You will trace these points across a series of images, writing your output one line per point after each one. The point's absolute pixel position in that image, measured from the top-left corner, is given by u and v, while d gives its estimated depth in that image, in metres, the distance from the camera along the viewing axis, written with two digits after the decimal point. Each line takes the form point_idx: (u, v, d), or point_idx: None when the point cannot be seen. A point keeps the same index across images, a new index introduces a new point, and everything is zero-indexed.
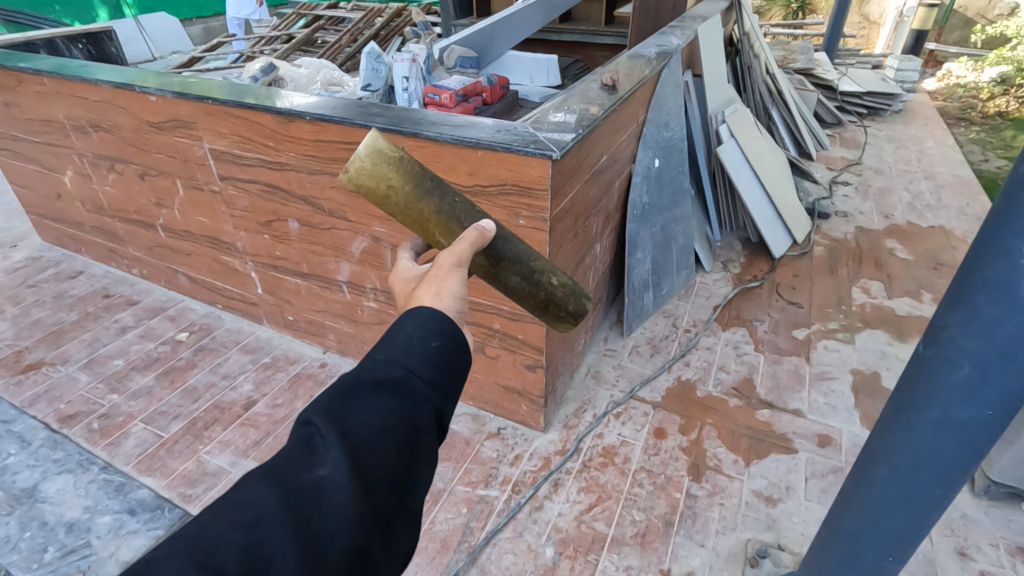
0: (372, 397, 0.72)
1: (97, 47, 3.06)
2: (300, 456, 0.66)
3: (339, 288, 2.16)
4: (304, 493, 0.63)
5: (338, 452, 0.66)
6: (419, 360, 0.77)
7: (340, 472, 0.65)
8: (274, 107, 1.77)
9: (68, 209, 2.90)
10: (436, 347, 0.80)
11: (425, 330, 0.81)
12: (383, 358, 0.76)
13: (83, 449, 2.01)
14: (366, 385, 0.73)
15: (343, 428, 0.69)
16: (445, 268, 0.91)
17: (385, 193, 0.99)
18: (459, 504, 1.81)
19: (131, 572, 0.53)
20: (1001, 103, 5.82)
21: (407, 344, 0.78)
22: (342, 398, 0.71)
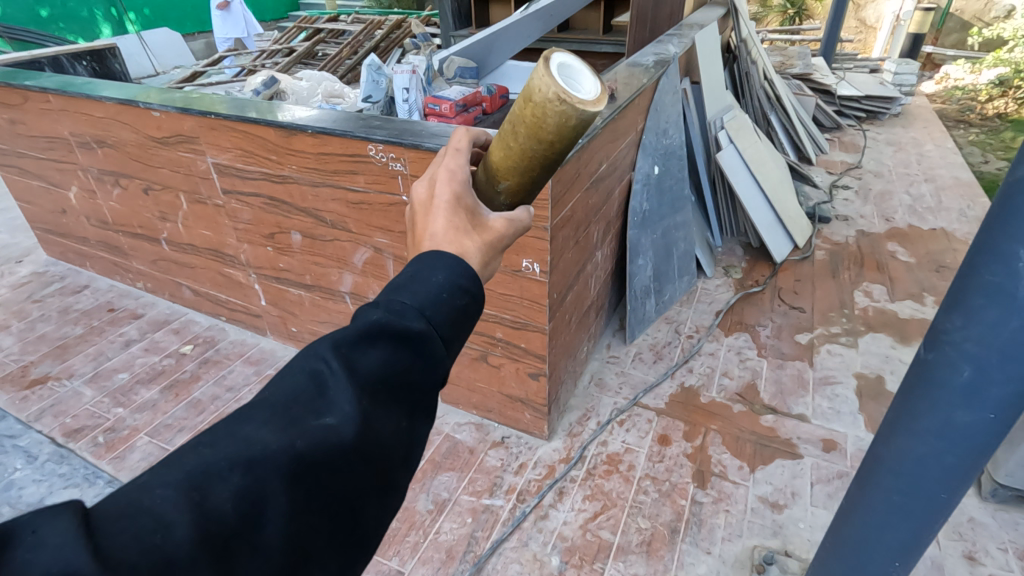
0: (394, 344, 0.62)
1: (101, 64, 3.11)
2: (307, 399, 0.59)
3: (341, 299, 2.17)
4: (309, 444, 0.55)
5: (350, 404, 0.58)
6: (445, 318, 0.67)
7: (349, 426, 0.58)
8: (275, 121, 1.79)
9: (73, 224, 2.92)
10: (461, 307, 0.69)
11: (455, 278, 0.69)
12: (407, 301, 0.65)
13: (88, 463, 2.02)
14: (386, 331, 0.62)
15: (358, 378, 0.60)
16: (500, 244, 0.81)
17: (533, 130, 0.77)
18: (464, 514, 1.81)
19: (117, 499, 0.49)
20: (1000, 105, 5.83)
21: (432, 295, 0.67)
22: (359, 342, 0.61)
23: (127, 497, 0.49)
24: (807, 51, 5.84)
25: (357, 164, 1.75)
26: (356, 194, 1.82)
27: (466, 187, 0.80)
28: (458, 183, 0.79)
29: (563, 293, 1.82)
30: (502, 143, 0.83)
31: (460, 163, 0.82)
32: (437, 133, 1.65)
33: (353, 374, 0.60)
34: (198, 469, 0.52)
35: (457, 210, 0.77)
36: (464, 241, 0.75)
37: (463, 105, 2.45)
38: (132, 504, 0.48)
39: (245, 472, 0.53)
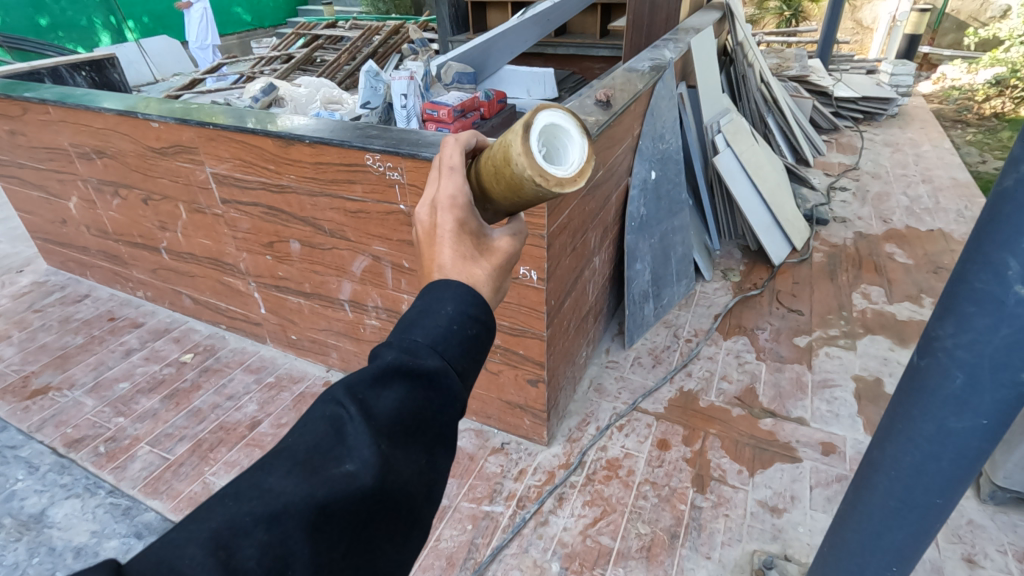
0: (409, 383, 0.63)
1: (100, 74, 3.13)
2: (326, 446, 0.59)
3: (341, 307, 2.18)
4: (331, 492, 0.55)
5: (369, 449, 0.58)
6: (459, 351, 0.67)
7: (370, 470, 0.58)
8: (273, 132, 1.81)
9: (74, 234, 2.93)
10: (474, 335, 0.69)
11: (468, 308, 0.70)
12: (419, 338, 0.66)
13: (90, 473, 2.03)
14: (401, 371, 0.63)
15: (376, 420, 0.61)
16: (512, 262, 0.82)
17: (512, 187, 0.81)
18: (464, 521, 1.81)
19: (150, 554, 0.50)
20: (997, 105, 5.83)
21: (446, 328, 0.68)
22: (375, 384, 0.62)
23: (155, 556, 0.50)
24: (804, 53, 5.86)
25: (355, 174, 1.76)
26: (354, 203, 1.83)
27: (469, 212, 0.80)
28: (461, 210, 0.79)
29: (561, 299, 1.82)
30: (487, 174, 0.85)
31: (458, 186, 0.81)
32: (434, 142, 1.66)
33: (370, 418, 0.61)
34: (223, 524, 0.53)
35: (464, 238, 0.78)
36: (474, 269, 0.76)
37: (461, 110, 2.46)
38: (159, 564, 0.49)
39: (268, 527, 0.53)
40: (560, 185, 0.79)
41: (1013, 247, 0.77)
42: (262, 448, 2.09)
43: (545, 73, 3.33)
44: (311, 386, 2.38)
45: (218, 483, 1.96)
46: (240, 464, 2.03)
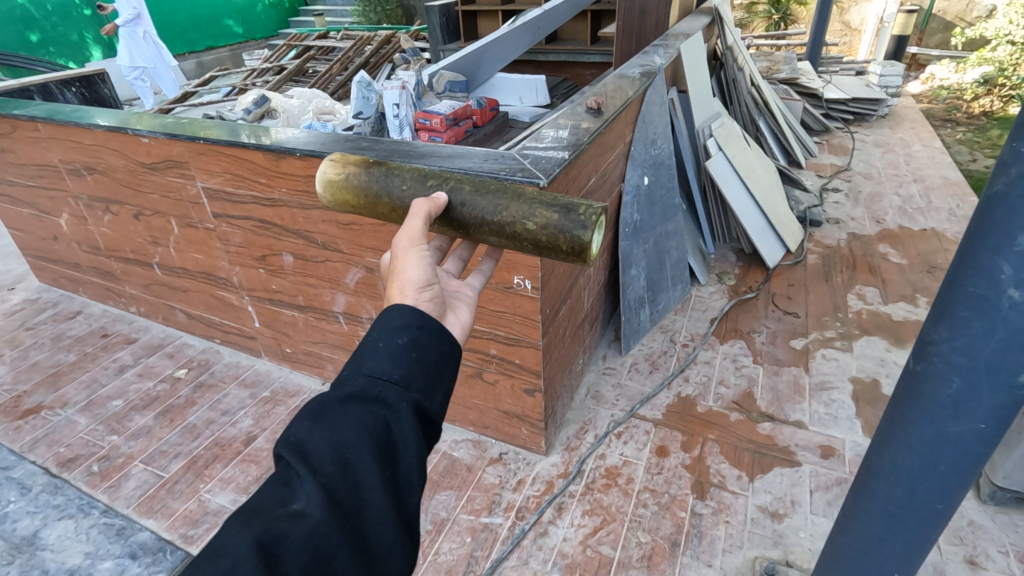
0: (342, 411, 0.75)
1: (91, 90, 3.10)
2: (274, 495, 0.69)
3: (335, 319, 2.17)
4: (281, 527, 0.65)
5: (310, 483, 0.69)
6: (387, 364, 0.80)
7: (313, 503, 0.67)
8: (264, 145, 1.80)
9: (65, 250, 2.91)
10: (405, 342, 0.82)
11: (391, 330, 0.83)
12: (347, 377, 0.80)
13: (83, 492, 2.00)
14: (332, 403, 0.76)
15: (314, 454, 0.71)
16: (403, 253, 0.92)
17: (352, 207, 1.26)
18: (463, 534, 1.80)
19: None
20: (986, 103, 5.88)
21: (375, 354, 0.81)
22: (309, 425, 0.74)
23: None
24: (793, 56, 5.90)
25: None
26: (346, 215, 1.83)
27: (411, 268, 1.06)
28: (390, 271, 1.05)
29: (556, 307, 1.82)
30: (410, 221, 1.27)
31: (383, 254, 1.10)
32: (427, 152, 1.66)
33: (309, 455, 0.72)
34: None
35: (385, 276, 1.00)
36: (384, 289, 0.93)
37: (454, 119, 2.47)
38: None
39: None
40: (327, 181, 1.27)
41: (1005, 250, 0.77)
42: (258, 463, 2.07)
43: (537, 80, 3.42)
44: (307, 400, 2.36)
45: (213, 500, 1.94)
46: (236, 480, 2.01)
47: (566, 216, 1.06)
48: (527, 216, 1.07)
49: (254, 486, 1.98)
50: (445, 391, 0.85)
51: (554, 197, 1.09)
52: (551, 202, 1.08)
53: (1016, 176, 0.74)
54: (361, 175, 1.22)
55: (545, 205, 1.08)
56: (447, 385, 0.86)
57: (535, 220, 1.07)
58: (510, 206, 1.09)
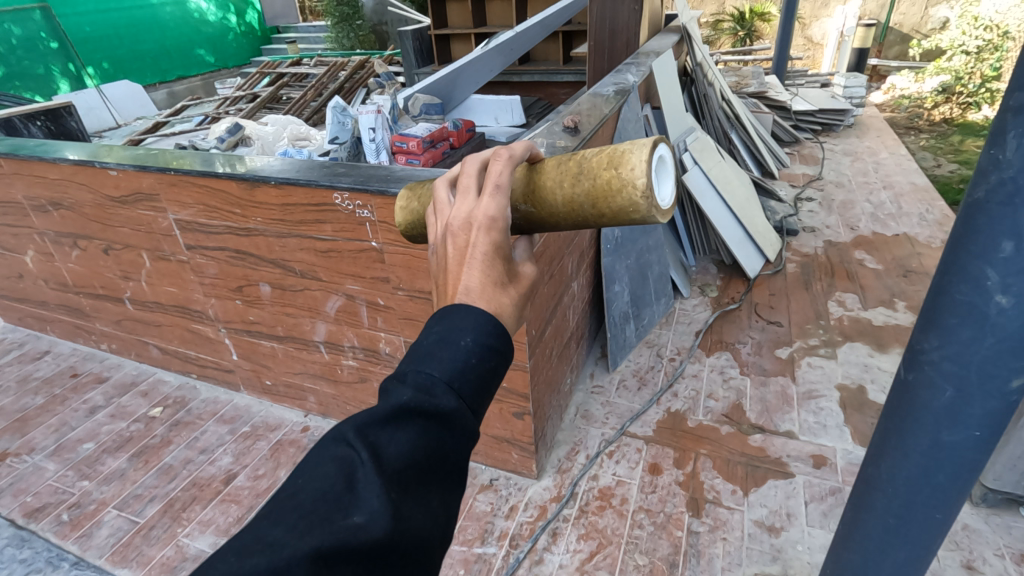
0: (422, 423, 0.64)
1: (56, 123, 3.04)
2: (335, 497, 0.60)
3: (316, 349, 2.11)
4: (338, 544, 0.55)
5: (379, 497, 0.59)
6: (473, 388, 0.68)
7: (378, 523, 0.58)
8: (237, 174, 1.77)
9: (31, 288, 2.81)
10: (492, 367, 0.70)
11: (484, 344, 0.69)
12: (430, 378, 0.66)
13: (52, 544, 1.89)
14: (415, 411, 0.64)
15: (386, 464, 0.61)
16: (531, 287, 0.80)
17: (596, 201, 0.86)
18: (455, 566, 1.73)
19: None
20: (946, 111, 6.09)
21: (461, 371, 0.68)
22: (385, 427, 0.63)
23: None
24: (760, 70, 6.05)
25: (323, 213, 1.72)
26: (324, 243, 1.79)
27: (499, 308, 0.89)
28: (498, 232, 0.75)
29: (541, 328, 1.80)
30: (557, 176, 0.89)
31: (501, 207, 0.76)
32: (404, 176, 1.64)
33: (382, 462, 0.62)
34: None
35: (499, 264, 0.74)
36: (503, 297, 0.74)
37: (429, 141, 2.44)
38: None
39: None
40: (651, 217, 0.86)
41: (990, 257, 0.77)
42: (239, 503, 1.99)
43: (512, 100, 3.44)
44: (289, 434, 2.28)
45: (192, 545, 1.85)
46: (216, 522, 1.92)
47: None
48: None
49: (235, 527, 1.90)
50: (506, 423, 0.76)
51: None
52: None
53: (995, 183, 0.74)
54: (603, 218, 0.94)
55: None
56: None
57: None
58: None
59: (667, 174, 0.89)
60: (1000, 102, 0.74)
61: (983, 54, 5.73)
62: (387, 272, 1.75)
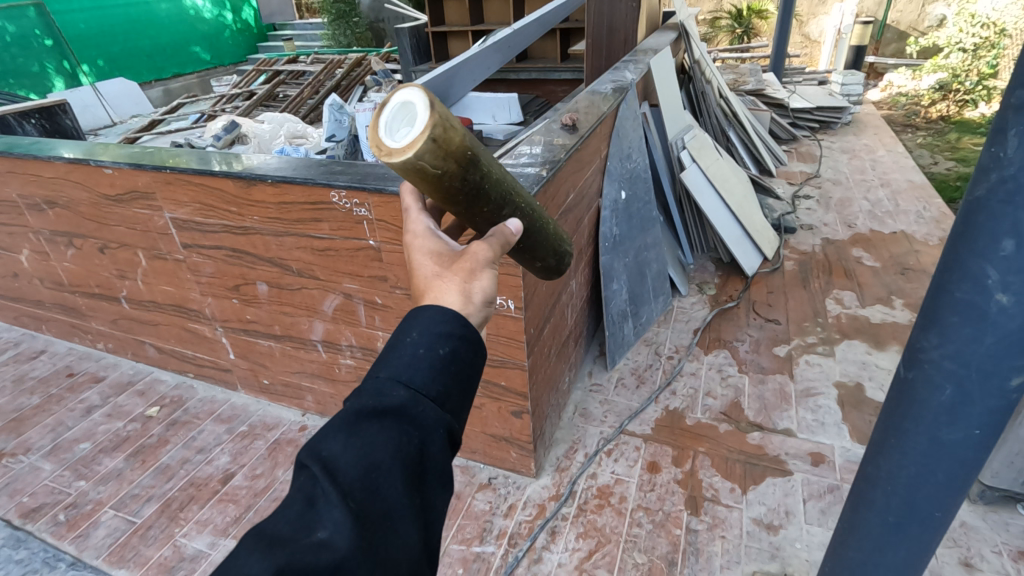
0: (376, 426, 0.68)
1: (51, 121, 3.01)
2: (298, 518, 0.62)
3: (313, 348, 2.11)
4: (304, 558, 0.59)
5: (338, 508, 0.63)
6: (425, 377, 0.72)
7: (340, 531, 0.62)
8: (233, 172, 1.76)
9: (27, 288, 2.79)
10: (446, 353, 0.74)
11: (433, 337, 0.74)
12: (382, 382, 0.71)
13: (48, 545, 1.88)
14: (367, 414, 0.68)
15: (342, 473, 0.65)
16: (479, 260, 0.80)
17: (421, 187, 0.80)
18: (454, 565, 1.73)
19: None
20: (943, 108, 6.10)
21: (413, 364, 0.72)
22: (338, 439, 0.67)
23: None
24: (758, 68, 6.05)
25: (320, 212, 1.72)
26: (321, 241, 1.78)
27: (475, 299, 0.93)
28: (423, 239, 0.86)
29: (540, 327, 1.79)
30: None
31: (417, 223, 0.89)
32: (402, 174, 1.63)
33: (338, 474, 0.65)
34: None
35: (427, 261, 0.82)
36: (439, 282, 0.79)
37: None
38: None
39: None
40: (418, 159, 0.72)
41: (991, 255, 0.77)
42: (236, 503, 1.98)
43: (510, 98, 3.47)
44: (286, 433, 2.28)
45: (190, 545, 1.84)
46: (213, 522, 1.92)
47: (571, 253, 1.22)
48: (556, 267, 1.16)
49: (233, 527, 1.89)
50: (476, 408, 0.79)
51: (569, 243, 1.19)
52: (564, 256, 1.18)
53: (996, 181, 0.74)
54: (468, 174, 0.81)
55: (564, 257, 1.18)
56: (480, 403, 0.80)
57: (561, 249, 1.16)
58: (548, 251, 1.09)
59: (415, 105, 0.74)
60: (1001, 99, 0.73)
61: (980, 51, 5.73)
62: (384, 271, 1.74)
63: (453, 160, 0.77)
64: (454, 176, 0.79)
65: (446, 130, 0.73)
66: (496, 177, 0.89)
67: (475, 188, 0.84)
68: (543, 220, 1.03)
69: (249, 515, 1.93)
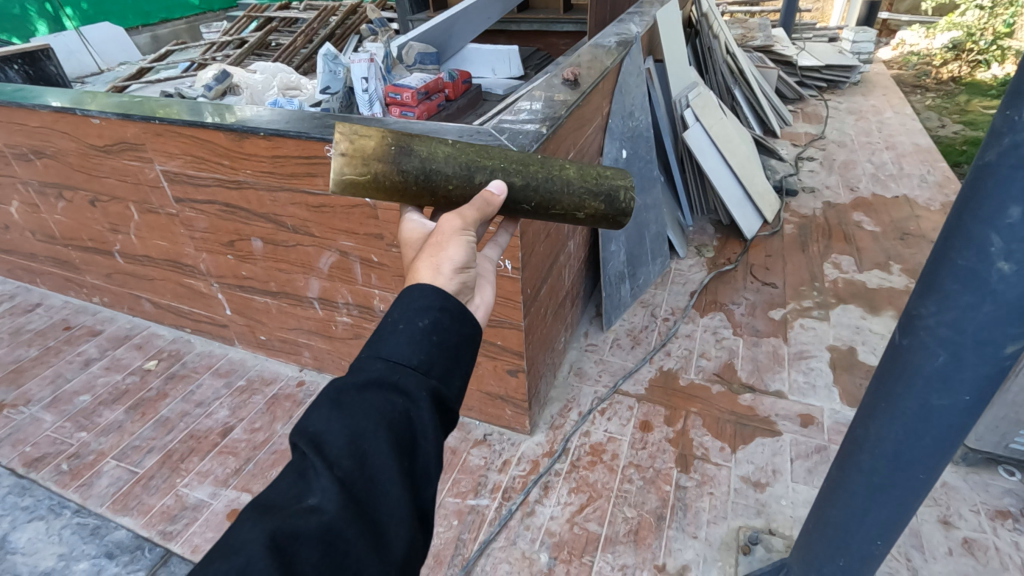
0: (359, 397, 0.72)
1: (35, 67, 2.90)
2: (290, 489, 0.66)
3: (310, 305, 2.10)
4: (295, 521, 0.62)
5: (326, 475, 0.66)
6: (406, 348, 0.76)
7: (329, 497, 0.64)
8: (225, 125, 1.71)
9: (19, 240, 2.76)
10: (425, 325, 0.79)
11: (412, 311, 0.79)
12: (363, 361, 0.76)
13: (53, 493, 1.92)
14: (350, 388, 0.72)
15: (329, 445, 0.68)
16: (446, 233, 0.91)
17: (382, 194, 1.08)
18: (450, 517, 1.78)
19: None
20: (954, 69, 5.94)
21: (393, 338, 0.77)
22: (324, 414, 0.70)
23: None
24: (767, 23, 5.84)
25: (315, 166, 1.68)
26: (316, 197, 1.75)
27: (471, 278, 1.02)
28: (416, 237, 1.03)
29: (537, 287, 1.79)
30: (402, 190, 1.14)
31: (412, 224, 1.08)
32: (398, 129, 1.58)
33: (325, 447, 0.68)
34: None
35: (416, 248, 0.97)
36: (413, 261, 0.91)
37: (424, 92, 2.40)
38: None
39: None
40: (342, 177, 1.04)
41: (996, 223, 0.76)
42: (236, 455, 2.02)
43: (510, 51, 3.30)
44: (284, 388, 2.30)
45: (192, 494, 1.89)
46: (214, 473, 1.96)
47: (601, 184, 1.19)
48: (578, 208, 1.17)
49: (233, 478, 1.93)
50: (462, 377, 0.82)
51: (598, 178, 1.19)
52: (591, 189, 1.18)
53: (1009, 146, 0.72)
54: (399, 164, 1.05)
55: (592, 192, 1.18)
56: (465, 371, 0.83)
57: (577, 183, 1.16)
58: (562, 195, 1.14)
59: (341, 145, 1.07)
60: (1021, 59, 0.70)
61: (997, 9, 5.61)
62: (381, 229, 1.72)
63: (375, 160, 1.04)
64: (386, 172, 1.05)
65: (352, 140, 1.04)
66: (444, 155, 1.08)
67: (422, 172, 1.07)
68: (525, 169, 1.12)
69: (249, 467, 1.97)
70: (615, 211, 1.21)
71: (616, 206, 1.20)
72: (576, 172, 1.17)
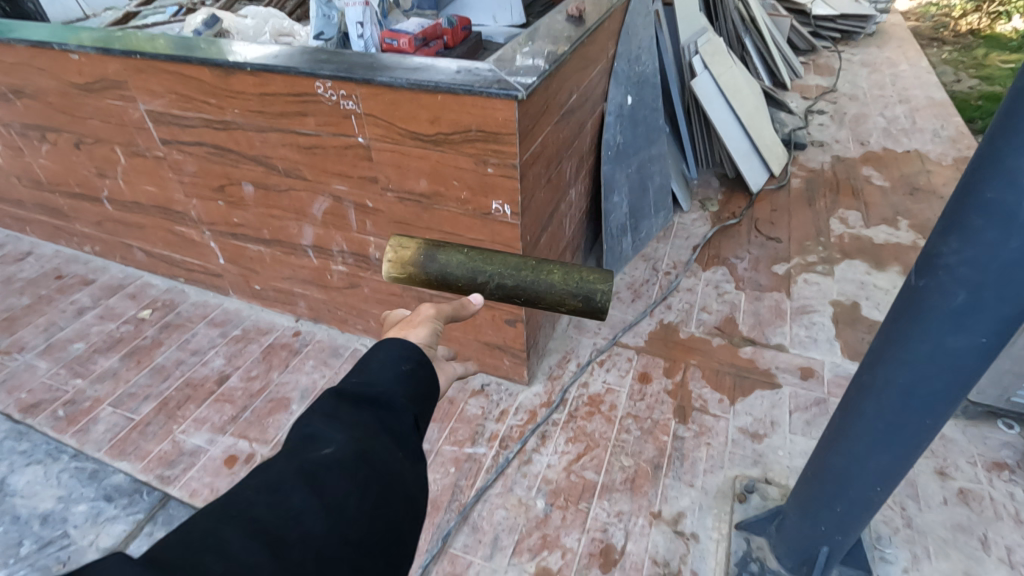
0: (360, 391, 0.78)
1: (12, 4, 2.76)
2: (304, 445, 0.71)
3: (304, 253, 2.05)
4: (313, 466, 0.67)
5: (338, 434, 0.71)
6: (397, 358, 0.84)
7: (341, 447, 0.70)
8: (208, 59, 1.61)
9: (5, 186, 2.68)
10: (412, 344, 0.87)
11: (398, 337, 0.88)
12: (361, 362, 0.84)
13: (50, 438, 1.92)
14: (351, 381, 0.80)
15: (339, 418, 0.74)
16: (421, 317, 0.99)
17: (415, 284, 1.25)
18: (447, 464, 1.78)
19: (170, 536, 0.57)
20: (974, 21, 5.71)
21: (383, 351, 0.85)
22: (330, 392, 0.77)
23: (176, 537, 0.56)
24: None
25: (305, 104, 1.60)
26: (307, 138, 1.67)
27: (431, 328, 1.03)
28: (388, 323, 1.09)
29: (537, 234, 1.74)
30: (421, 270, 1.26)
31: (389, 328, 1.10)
32: (392, 63, 1.49)
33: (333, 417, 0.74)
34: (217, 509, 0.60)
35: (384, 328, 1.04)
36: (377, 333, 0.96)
37: (423, 39, 2.24)
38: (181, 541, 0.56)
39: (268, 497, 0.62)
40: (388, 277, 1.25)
41: None
42: (233, 402, 2.01)
43: None
44: (280, 337, 2.28)
45: (189, 441, 1.89)
46: (211, 420, 1.95)
47: (577, 283, 1.12)
48: (549, 295, 1.13)
49: (230, 425, 1.93)
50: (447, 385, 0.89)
51: (574, 279, 1.13)
52: (567, 288, 1.12)
53: None
54: (419, 258, 1.20)
55: (569, 292, 1.12)
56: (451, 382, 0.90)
57: (553, 278, 1.13)
58: (542, 296, 1.14)
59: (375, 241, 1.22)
60: None
61: None
62: (375, 172, 1.65)
63: (407, 266, 1.21)
64: (416, 279, 1.21)
65: (396, 251, 1.23)
66: (454, 260, 1.19)
67: (439, 275, 1.20)
68: (511, 279, 1.15)
69: (246, 415, 1.96)
70: (597, 314, 1.13)
71: (597, 308, 1.13)
72: (562, 272, 1.14)
